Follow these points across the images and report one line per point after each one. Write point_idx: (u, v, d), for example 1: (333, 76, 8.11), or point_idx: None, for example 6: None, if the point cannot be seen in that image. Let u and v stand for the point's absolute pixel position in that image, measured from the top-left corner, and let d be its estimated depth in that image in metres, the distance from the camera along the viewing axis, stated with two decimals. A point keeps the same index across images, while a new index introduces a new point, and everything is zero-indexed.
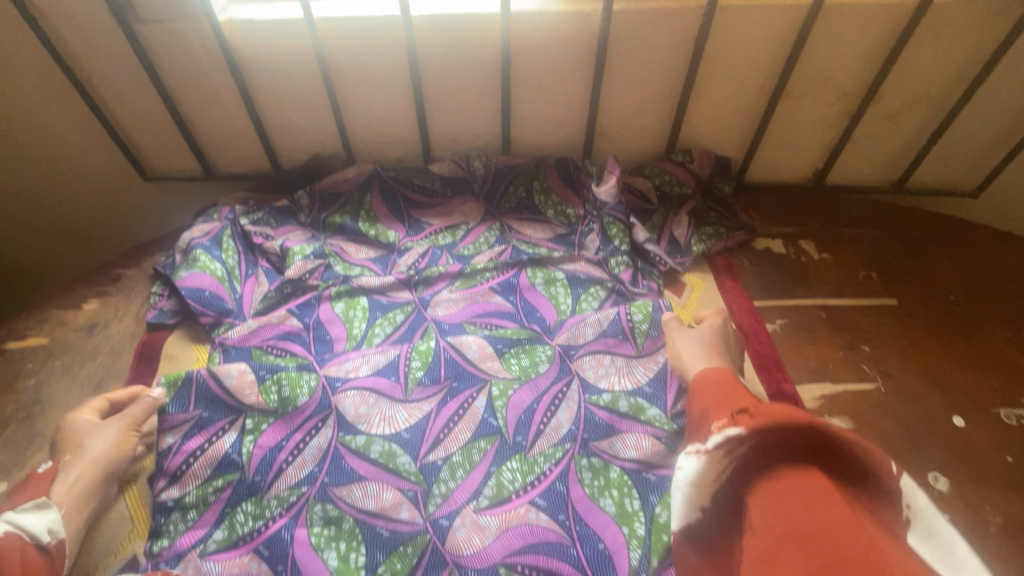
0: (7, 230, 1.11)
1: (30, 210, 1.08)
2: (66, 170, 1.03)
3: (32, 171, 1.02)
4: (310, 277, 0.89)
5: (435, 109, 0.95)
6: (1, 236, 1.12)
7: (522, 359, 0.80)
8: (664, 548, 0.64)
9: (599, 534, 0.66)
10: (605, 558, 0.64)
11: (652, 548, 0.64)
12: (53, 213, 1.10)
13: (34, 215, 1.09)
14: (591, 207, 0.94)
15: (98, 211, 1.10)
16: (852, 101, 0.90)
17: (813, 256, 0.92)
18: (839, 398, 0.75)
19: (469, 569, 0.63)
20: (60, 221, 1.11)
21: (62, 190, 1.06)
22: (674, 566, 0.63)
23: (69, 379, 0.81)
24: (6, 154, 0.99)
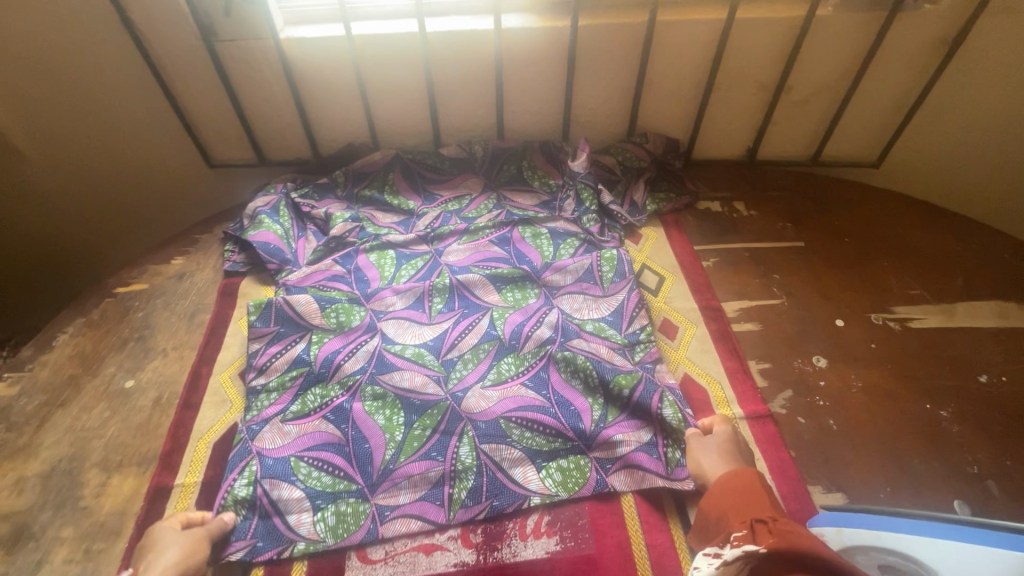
0: (97, 209, 1.37)
1: (118, 191, 1.34)
2: (149, 158, 1.29)
3: (123, 159, 1.28)
4: (349, 236, 1.14)
5: (445, 104, 1.20)
6: (91, 215, 1.38)
7: (516, 293, 1.04)
8: (619, 409, 0.86)
9: (572, 401, 0.88)
10: (575, 412, 0.86)
11: (610, 408, 0.87)
12: (136, 194, 1.35)
13: (121, 196, 1.35)
14: (568, 178, 1.20)
15: (172, 192, 1.36)
16: (769, 91, 1.16)
17: (742, 213, 1.18)
18: (752, 309, 0.99)
19: (478, 421, 0.86)
20: (140, 201, 1.37)
21: (144, 175, 1.32)
22: (625, 419, 0.85)
23: (168, 312, 1.05)
24: (106, 145, 1.25)
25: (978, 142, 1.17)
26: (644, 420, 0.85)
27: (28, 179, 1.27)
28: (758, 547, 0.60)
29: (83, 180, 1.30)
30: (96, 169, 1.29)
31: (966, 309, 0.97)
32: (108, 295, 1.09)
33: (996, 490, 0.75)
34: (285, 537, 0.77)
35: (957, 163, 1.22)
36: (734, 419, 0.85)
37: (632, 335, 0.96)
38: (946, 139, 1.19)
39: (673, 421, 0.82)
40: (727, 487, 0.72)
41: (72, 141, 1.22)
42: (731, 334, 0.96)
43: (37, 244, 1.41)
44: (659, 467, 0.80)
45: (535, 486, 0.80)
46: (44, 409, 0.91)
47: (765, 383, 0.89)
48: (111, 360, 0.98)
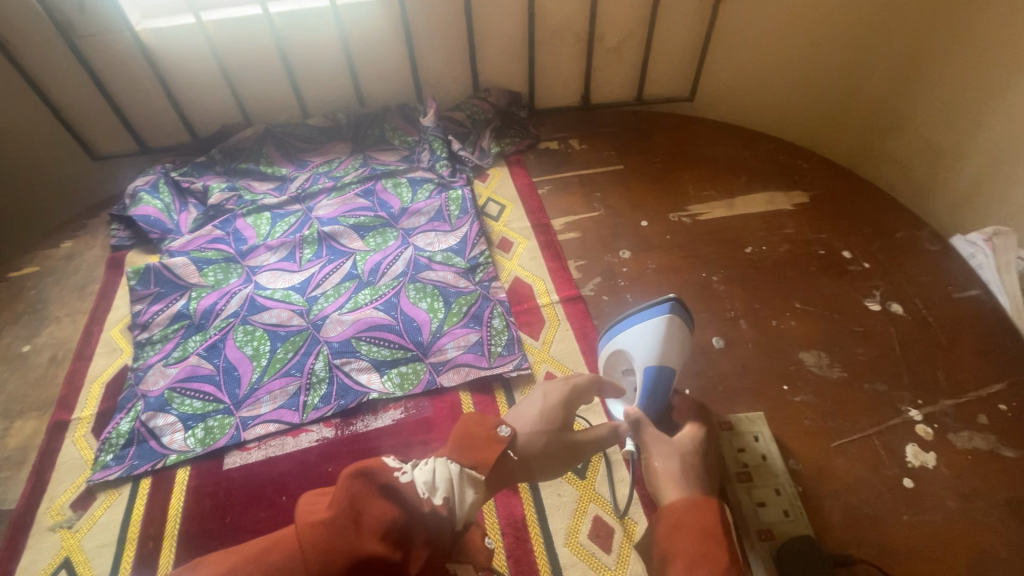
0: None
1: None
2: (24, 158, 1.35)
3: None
4: (227, 204, 1.27)
5: (303, 79, 1.34)
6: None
7: (377, 238, 1.17)
8: (455, 320, 1.01)
9: (416, 318, 1.02)
10: (416, 327, 1.00)
11: (448, 319, 1.01)
12: (12, 195, 1.39)
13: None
14: (422, 134, 1.36)
15: (52, 190, 1.42)
16: (584, 40, 1.35)
17: (576, 147, 1.37)
18: (575, 222, 1.19)
19: (332, 342, 0.99)
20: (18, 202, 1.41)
21: (18, 175, 1.36)
22: (458, 328, 0.99)
23: (60, 287, 1.15)
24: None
25: (768, 67, 1.37)
26: (475, 326, 1.00)
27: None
28: None
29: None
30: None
31: (745, 200, 1.19)
32: (0, 280, 1.17)
33: (745, 326, 0.98)
34: (159, 452, 0.88)
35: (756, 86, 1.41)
36: (551, 304, 1.04)
37: (475, 258, 1.11)
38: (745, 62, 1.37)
39: (497, 327, 1.00)
40: (680, 518, 0.56)
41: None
42: (555, 242, 1.15)
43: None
44: (482, 360, 0.94)
45: (375, 385, 0.93)
46: None
47: (580, 275, 1.08)
48: (8, 332, 1.08)
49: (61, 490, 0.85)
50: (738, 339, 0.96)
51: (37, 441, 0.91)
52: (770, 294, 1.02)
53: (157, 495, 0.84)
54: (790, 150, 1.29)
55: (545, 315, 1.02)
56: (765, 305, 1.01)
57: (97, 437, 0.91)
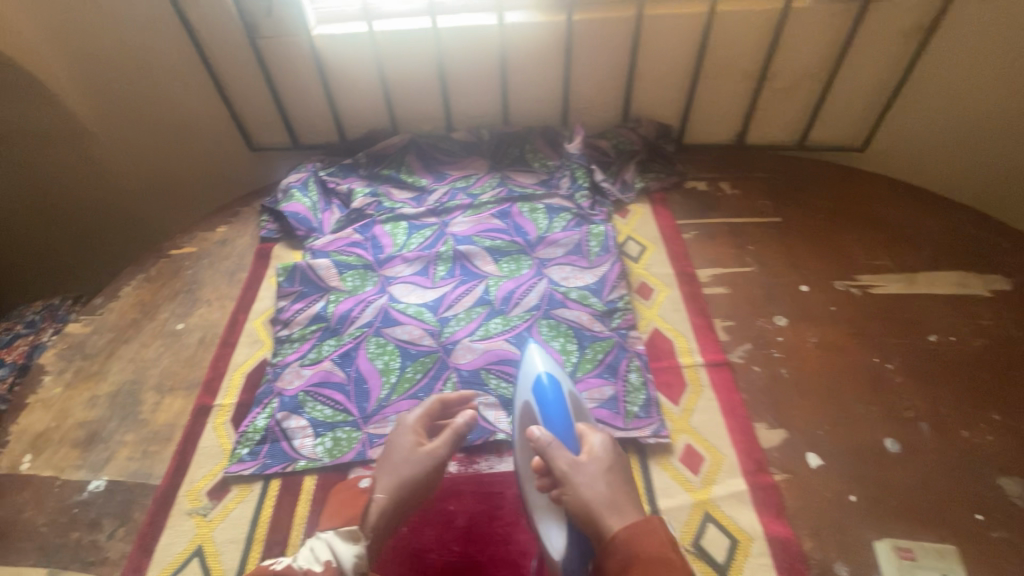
0: (166, 196, 1.60)
1: (180, 178, 1.56)
2: (204, 149, 1.49)
3: (182, 148, 1.49)
4: (368, 209, 1.29)
5: (455, 92, 1.34)
6: (162, 202, 1.62)
7: (511, 264, 1.14)
8: (589, 367, 0.96)
9: (548, 359, 0.98)
10: None
11: (582, 365, 0.96)
12: (194, 180, 1.57)
13: (182, 182, 1.57)
14: (564, 159, 1.31)
15: (224, 180, 1.57)
16: (752, 79, 1.25)
17: (726, 191, 1.27)
18: (724, 275, 1.09)
19: (462, 369, 0.97)
20: (199, 188, 1.59)
21: (199, 163, 1.53)
22: (592, 377, 0.94)
23: (213, 270, 1.23)
24: (170, 136, 1.46)
25: (987, 110, 1.19)
26: (609, 378, 0.94)
27: (108, 169, 1.52)
28: None
29: (151, 169, 1.53)
30: (159, 155, 1.51)
31: (927, 277, 1.05)
32: (163, 256, 1.27)
33: (927, 431, 0.85)
34: (289, 456, 0.89)
35: (960, 121, 1.22)
36: (693, 366, 0.95)
37: (612, 302, 1.05)
38: (958, 88, 1.18)
39: (633, 383, 0.93)
40: (635, 549, 0.65)
41: (141, 130, 1.45)
42: (700, 296, 1.06)
43: (125, 228, 1.69)
44: (617, 420, 0.88)
45: (503, 425, 0.90)
46: (111, 345, 1.09)
47: (727, 337, 0.99)
48: (166, 308, 1.15)
49: (200, 475, 0.89)
50: (916, 446, 0.83)
51: (182, 421, 0.96)
52: (959, 397, 0.88)
53: (285, 499, 0.86)
54: (987, 223, 1.12)
55: (686, 377, 0.94)
56: (953, 410, 0.87)
57: (235, 428, 0.94)
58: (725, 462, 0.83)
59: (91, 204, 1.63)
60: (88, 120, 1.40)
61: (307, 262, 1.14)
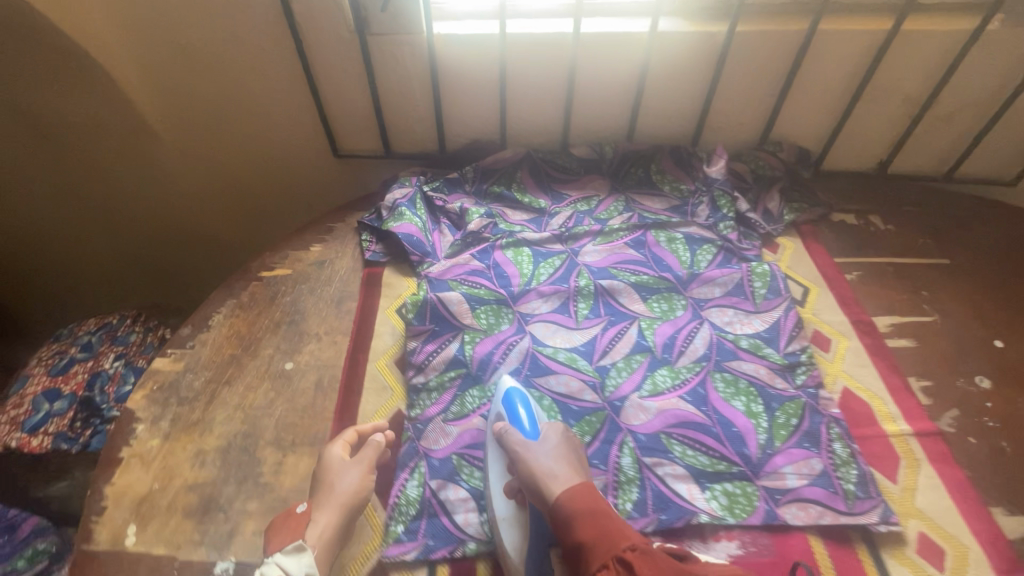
0: (241, 207, 1.50)
1: (257, 191, 1.45)
2: (288, 162, 1.37)
3: (264, 159, 1.37)
4: (484, 231, 1.16)
5: (579, 103, 1.21)
6: (238, 213, 1.52)
7: (663, 304, 1.02)
8: (785, 435, 0.83)
9: (735, 422, 0.85)
10: (739, 435, 0.83)
11: (776, 432, 0.84)
12: (273, 194, 1.45)
13: (260, 197, 1.46)
14: (701, 183, 1.20)
15: (307, 197, 1.45)
16: (915, 104, 1.14)
17: (880, 226, 1.16)
18: (906, 326, 0.98)
19: (638, 433, 0.85)
20: (279, 203, 1.48)
21: (280, 177, 1.41)
22: (793, 447, 0.82)
23: (315, 298, 1.08)
24: (249, 146, 1.34)
25: None
26: (812, 449, 0.82)
27: (184, 175, 1.42)
28: None
29: (228, 181, 1.43)
30: (237, 164, 1.39)
31: None
32: (253, 279, 1.12)
33: None
34: (454, 536, 0.77)
35: None
36: (902, 435, 0.84)
37: (792, 355, 0.93)
38: None
39: (841, 455, 0.81)
40: (579, 511, 0.68)
41: (220, 136, 1.32)
42: (886, 349, 0.95)
43: (198, 235, 1.61)
44: (837, 502, 0.76)
45: (702, 504, 0.78)
46: (211, 387, 0.94)
47: (930, 402, 0.88)
48: (268, 342, 1.01)
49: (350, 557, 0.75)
50: None
51: None
52: None
53: None
54: None
55: (897, 449, 0.83)
56: None
57: (381, 498, 0.81)
58: (969, 556, 0.73)
59: (163, 211, 1.54)
60: (162, 123, 1.30)
61: (435, 295, 1.01)
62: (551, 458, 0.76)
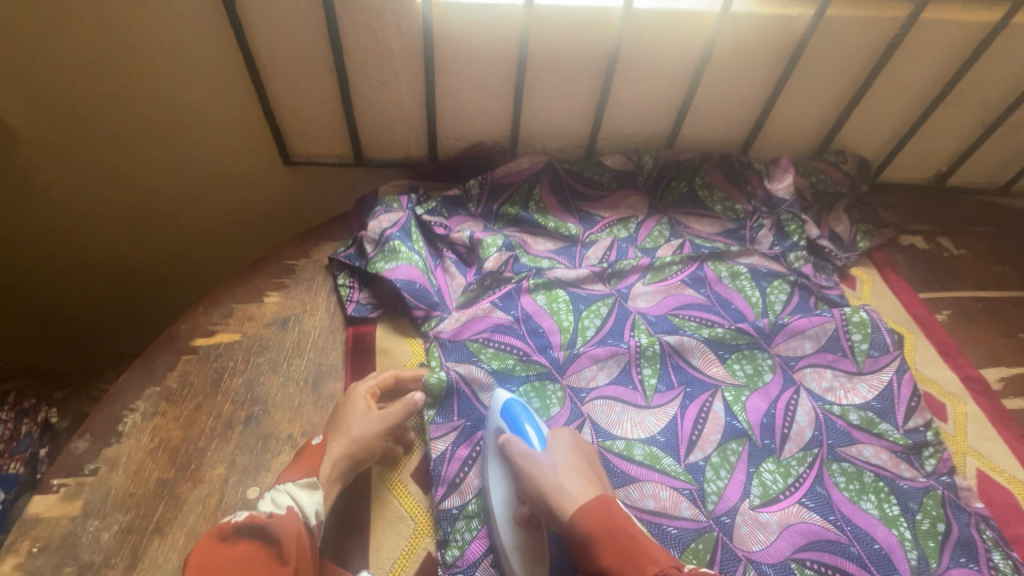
0: (150, 232, 1.09)
1: (177, 214, 1.07)
2: (224, 175, 1.01)
3: (190, 172, 1.00)
4: (505, 269, 0.88)
5: (615, 100, 0.95)
6: (151, 243, 1.12)
7: (746, 366, 0.81)
8: (936, 549, 0.66)
9: (875, 536, 0.67)
10: (886, 556, 0.65)
11: (925, 545, 0.66)
12: (202, 217, 1.08)
13: (182, 220, 1.08)
14: (759, 202, 0.99)
15: (251, 222, 1.10)
16: (994, 111, 0.99)
17: (953, 252, 1.02)
18: (1018, 380, 0.84)
19: (762, 565, 0.65)
20: (210, 229, 1.11)
21: (212, 195, 1.04)
22: (951, 567, 0.65)
23: (280, 378, 0.77)
24: (165, 154, 0.96)
25: None
26: (971, 566, 0.65)
27: (64, 195, 1.00)
28: None
29: (134, 201, 1.03)
30: (146, 179, 1.00)
31: None
32: (184, 352, 0.78)
33: None
34: None
35: None
36: None
37: (914, 434, 0.75)
38: None
39: (1005, 572, 0.65)
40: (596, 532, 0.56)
41: (120, 140, 0.93)
42: (1005, 411, 0.80)
43: (82, 275, 1.16)
44: None
45: None
46: (132, 542, 0.62)
47: None
48: (217, 456, 0.69)
49: None
50: None
51: None
52: None
53: None
54: None
55: None
56: None
57: None
58: None
59: (23, 247, 1.07)
60: (25, 123, 0.88)
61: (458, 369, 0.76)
62: (563, 472, 0.62)
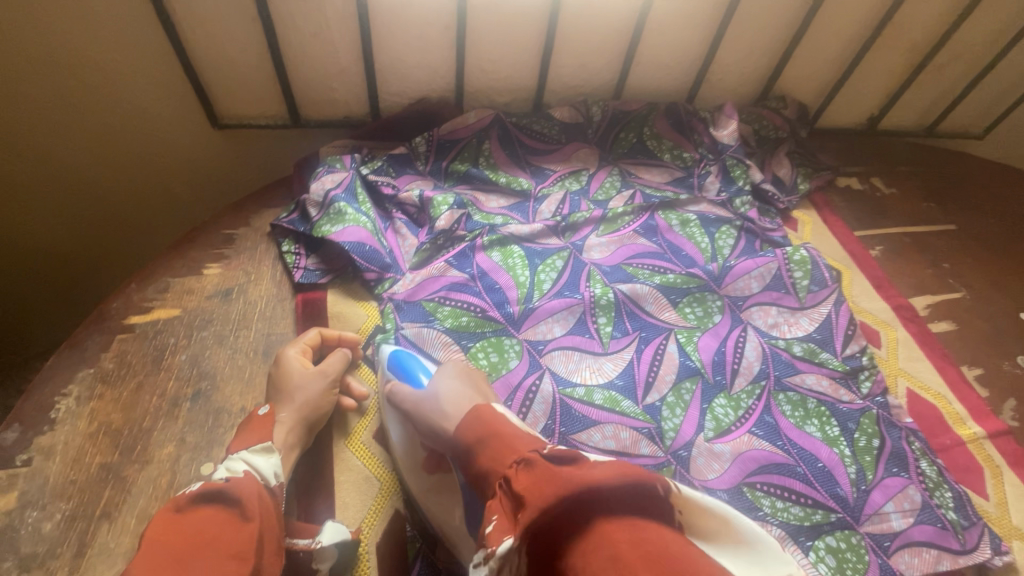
0: (62, 215, 0.98)
1: (95, 190, 0.96)
2: (148, 144, 0.92)
3: (105, 141, 0.90)
4: (457, 227, 0.87)
5: (559, 50, 0.93)
6: (67, 223, 1.00)
7: (697, 308, 0.84)
8: (872, 462, 0.71)
9: (818, 455, 0.71)
10: (828, 473, 0.70)
11: (862, 459, 0.71)
12: (124, 188, 0.98)
13: (102, 197, 0.98)
14: (705, 150, 1.01)
15: (183, 193, 1.01)
16: (920, 52, 1.03)
17: (884, 191, 1.07)
18: (942, 307, 0.90)
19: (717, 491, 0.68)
20: (138, 205, 1.01)
21: (132, 162, 0.94)
22: (886, 477, 0.70)
23: (228, 351, 0.73)
24: (68, 120, 0.85)
25: None
26: (903, 475, 0.71)
27: None
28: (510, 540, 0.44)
29: (44, 181, 0.92)
30: (47, 152, 0.88)
31: None
32: (117, 332, 0.73)
33: None
34: None
35: None
36: (976, 439, 0.77)
37: (851, 359, 0.80)
38: None
39: (931, 476, 0.71)
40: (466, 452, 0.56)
41: (16, 110, 0.82)
42: (931, 335, 0.87)
43: None
44: (950, 540, 0.66)
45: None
46: (77, 529, 0.59)
47: (987, 393, 0.82)
48: (164, 434, 0.66)
49: None
50: None
51: None
52: None
53: None
54: None
55: (973, 455, 0.76)
56: None
57: None
58: None
59: None
60: None
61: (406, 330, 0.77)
62: (445, 394, 0.63)
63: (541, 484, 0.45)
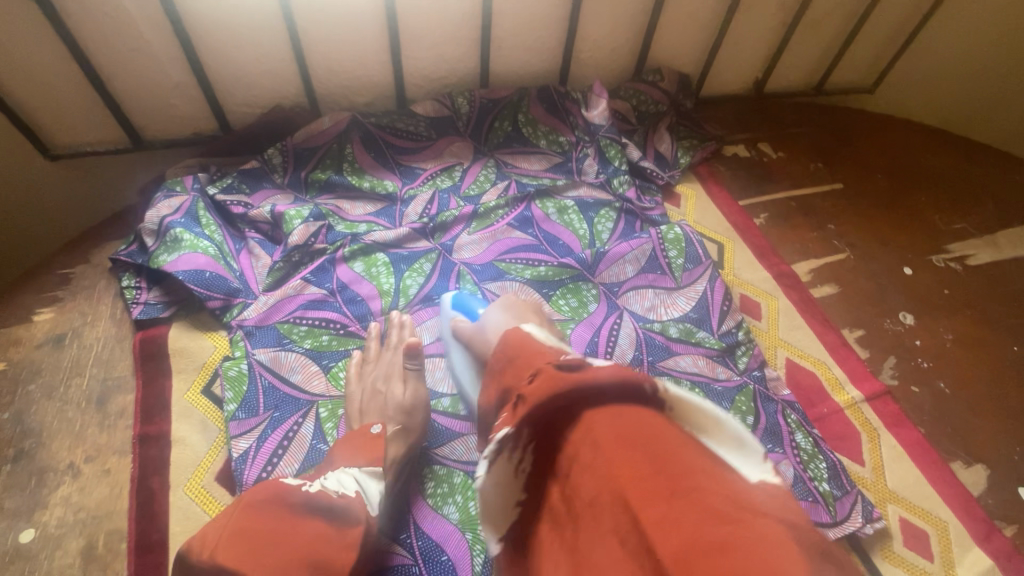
0: None
1: None
2: None
3: None
4: (315, 241, 0.82)
5: (409, 40, 0.88)
6: None
7: (571, 299, 0.81)
8: None
9: None
10: None
11: None
12: None
13: None
14: (581, 131, 0.97)
15: (32, 237, 0.93)
16: (791, 10, 1.00)
17: (772, 155, 1.05)
18: (825, 270, 0.89)
19: None
20: None
21: None
22: None
23: (58, 403, 0.68)
24: None
25: None
26: (776, 450, 0.69)
27: None
28: (506, 430, 0.44)
29: None
30: None
31: (1008, 237, 0.96)
32: None
33: None
34: None
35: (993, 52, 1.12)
36: (854, 404, 0.75)
37: (728, 336, 0.78)
38: (994, 19, 1.05)
39: (806, 449, 0.69)
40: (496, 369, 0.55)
41: None
42: (813, 300, 0.85)
43: None
44: (822, 514, 0.65)
45: None
46: None
47: (867, 354, 0.80)
48: None
49: None
50: None
51: None
52: None
53: None
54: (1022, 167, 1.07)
55: (852, 421, 0.74)
56: None
57: None
58: (950, 532, 0.66)
59: None
60: None
61: (263, 359, 0.72)
62: (494, 326, 0.67)
63: (557, 384, 0.44)
